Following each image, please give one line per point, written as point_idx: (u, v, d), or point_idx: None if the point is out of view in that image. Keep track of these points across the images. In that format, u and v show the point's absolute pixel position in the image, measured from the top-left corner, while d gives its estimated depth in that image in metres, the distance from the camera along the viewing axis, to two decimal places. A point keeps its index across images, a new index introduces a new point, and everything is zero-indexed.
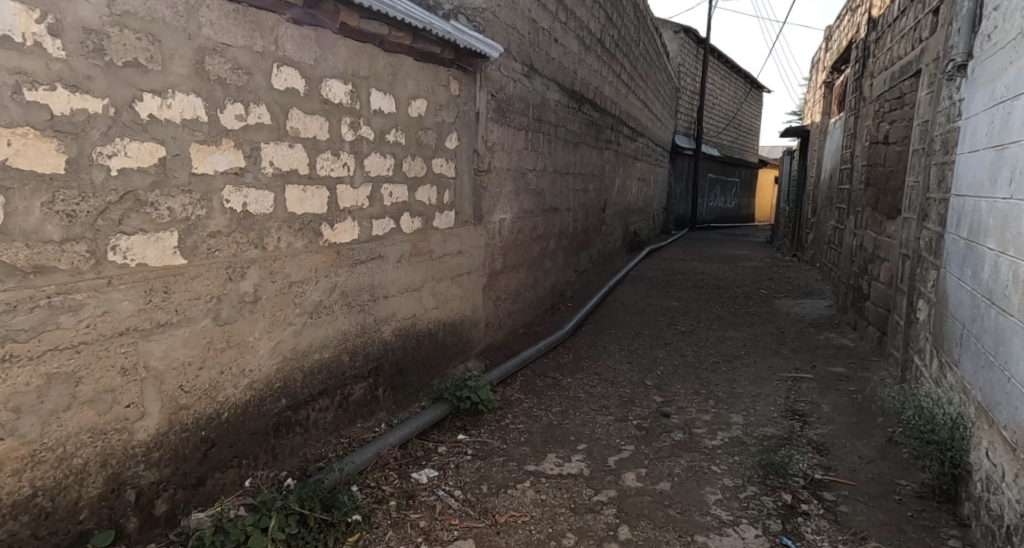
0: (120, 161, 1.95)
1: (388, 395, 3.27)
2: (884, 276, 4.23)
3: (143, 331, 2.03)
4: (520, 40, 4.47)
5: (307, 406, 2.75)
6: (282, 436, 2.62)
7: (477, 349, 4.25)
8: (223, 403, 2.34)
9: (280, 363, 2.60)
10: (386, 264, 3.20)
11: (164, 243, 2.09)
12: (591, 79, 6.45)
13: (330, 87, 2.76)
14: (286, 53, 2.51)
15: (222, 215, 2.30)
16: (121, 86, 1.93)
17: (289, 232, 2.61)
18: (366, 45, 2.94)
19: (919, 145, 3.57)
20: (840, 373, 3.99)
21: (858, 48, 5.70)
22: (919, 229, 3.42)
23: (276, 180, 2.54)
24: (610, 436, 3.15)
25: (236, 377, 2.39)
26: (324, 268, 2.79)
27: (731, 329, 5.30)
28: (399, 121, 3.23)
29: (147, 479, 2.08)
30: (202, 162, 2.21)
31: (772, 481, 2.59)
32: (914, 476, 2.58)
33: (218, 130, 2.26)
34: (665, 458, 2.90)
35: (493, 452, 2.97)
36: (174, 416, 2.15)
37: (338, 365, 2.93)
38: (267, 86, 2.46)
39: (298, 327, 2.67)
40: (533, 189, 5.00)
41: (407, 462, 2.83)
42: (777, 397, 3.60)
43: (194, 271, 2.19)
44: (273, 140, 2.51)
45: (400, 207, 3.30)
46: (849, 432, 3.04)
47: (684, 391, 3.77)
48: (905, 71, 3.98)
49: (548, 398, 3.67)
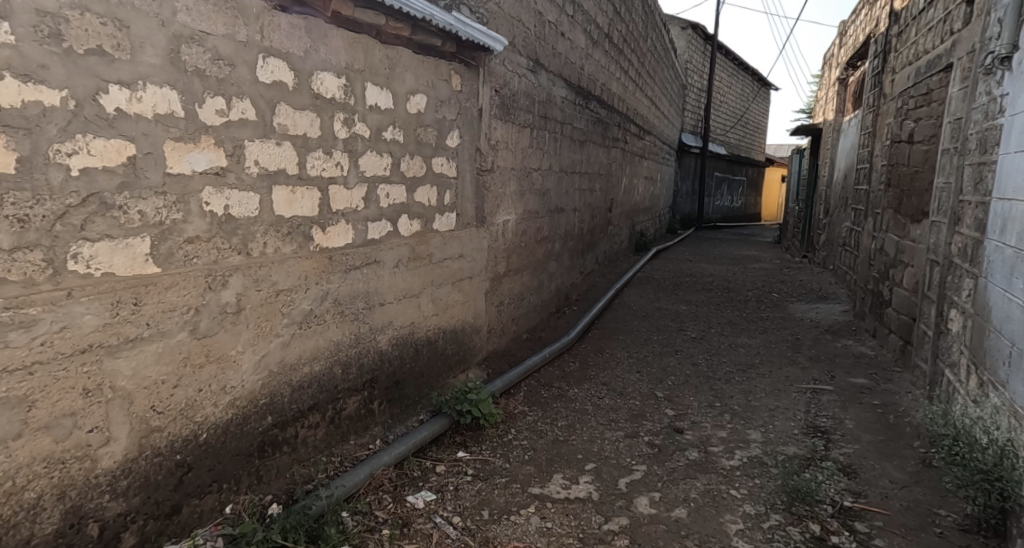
0: (81, 160, 1.76)
1: (383, 408, 3.08)
2: (908, 282, 4.03)
3: (109, 348, 1.84)
4: (525, 34, 4.28)
5: (295, 423, 2.56)
6: (267, 457, 2.44)
7: (479, 357, 4.06)
8: (202, 424, 2.15)
9: (266, 377, 2.41)
10: (382, 269, 3.01)
11: (133, 250, 1.90)
12: (598, 75, 6.25)
13: (322, 80, 2.57)
14: (273, 43, 2.32)
15: (201, 219, 2.11)
16: (82, 76, 1.74)
17: (276, 237, 2.42)
18: (361, 36, 2.74)
19: (950, 144, 3.36)
20: (862, 384, 3.78)
21: (878, 42, 5.48)
22: (951, 235, 3.21)
23: (262, 181, 2.35)
24: (620, 454, 2.96)
25: (216, 395, 2.20)
26: (314, 275, 2.59)
27: (744, 335, 5.09)
28: (396, 118, 3.03)
29: (114, 511, 1.90)
30: (178, 160, 2.02)
31: (798, 509, 2.39)
32: (954, 505, 2.38)
33: (196, 126, 2.06)
34: (679, 480, 2.70)
35: (495, 472, 2.78)
36: (144, 439, 1.96)
37: (330, 379, 2.74)
38: (252, 79, 2.26)
39: (285, 338, 2.48)
40: (538, 189, 4.80)
41: (403, 484, 2.64)
42: (797, 411, 3.40)
43: (169, 280, 2.00)
44: (259, 137, 2.31)
45: (398, 208, 3.10)
46: (878, 452, 2.83)
47: (697, 404, 3.57)
48: (934, 65, 3.77)
49: (553, 410, 3.48)
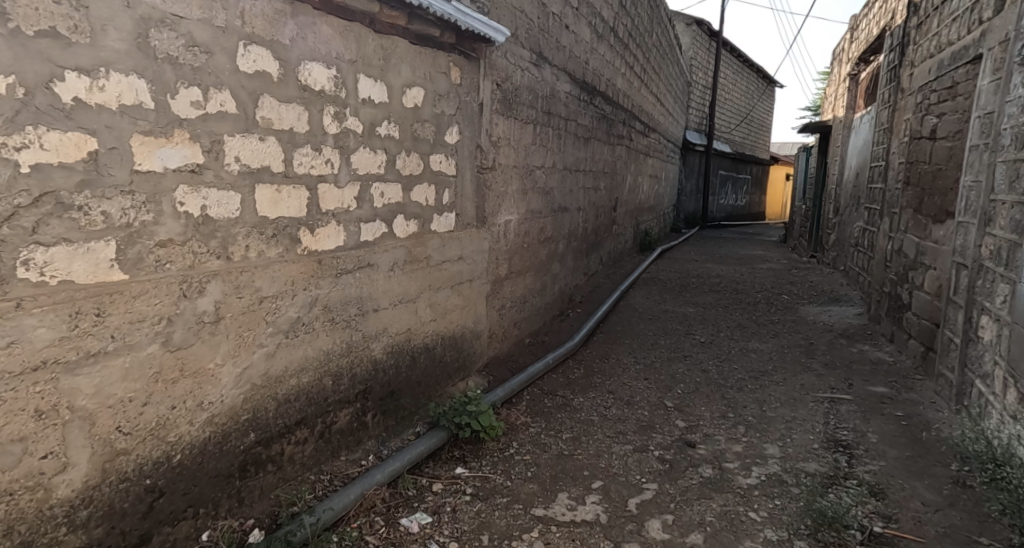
0: (33, 155, 1.58)
1: (377, 421, 2.90)
2: (929, 286, 3.84)
3: (67, 364, 1.67)
4: (528, 26, 4.09)
5: (281, 439, 2.39)
6: (250, 477, 2.26)
7: (480, 364, 3.87)
8: (175, 444, 1.97)
9: (249, 391, 2.23)
10: (376, 273, 2.83)
11: (96, 256, 1.73)
12: (603, 70, 6.06)
13: (310, 71, 2.38)
14: (255, 30, 2.14)
15: (174, 220, 1.93)
16: (33, 61, 1.56)
17: (259, 240, 2.23)
18: (355, 24, 2.56)
19: (980, 140, 3.19)
20: (882, 393, 3.58)
21: (894, 35, 5.30)
22: (981, 237, 3.05)
23: (244, 179, 2.16)
24: (629, 471, 2.78)
25: (192, 411, 2.02)
26: (302, 280, 2.41)
27: (755, 339, 4.90)
28: (392, 113, 2.85)
29: (72, 544, 1.72)
30: (147, 156, 1.83)
31: (824, 536, 2.22)
32: (995, 531, 2.21)
33: (168, 119, 1.88)
34: (693, 500, 2.53)
35: (496, 491, 2.60)
36: (108, 464, 1.79)
37: (319, 391, 2.55)
38: (231, 68, 2.08)
39: (270, 348, 2.30)
40: (541, 187, 4.61)
41: (397, 505, 2.47)
42: (815, 422, 3.22)
43: (138, 288, 1.82)
44: (239, 132, 2.13)
45: (393, 208, 2.92)
46: (906, 470, 2.65)
47: (709, 414, 3.38)
48: (960, 57, 3.59)
49: (558, 421, 3.29)
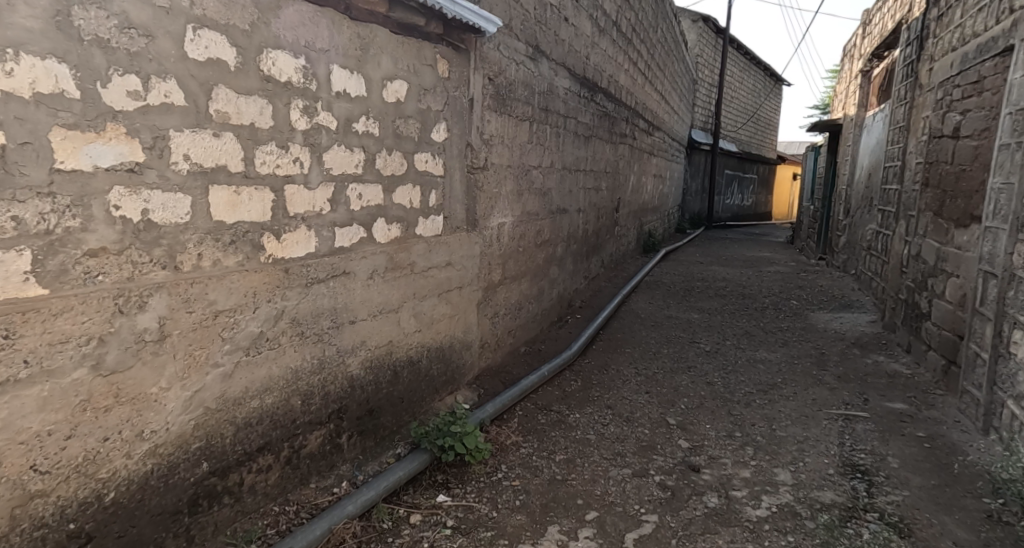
0: None
1: (353, 442, 2.67)
2: (952, 294, 3.58)
3: None
4: (524, 17, 3.85)
5: (239, 468, 2.15)
6: (201, 512, 2.03)
7: (470, 376, 3.63)
8: (107, 481, 1.75)
9: (202, 416, 2.00)
10: (354, 281, 2.59)
11: (5, 268, 1.50)
12: (605, 66, 5.80)
13: (274, 60, 2.14)
14: (205, 12, 1.90)
15: (108, 226, 1.70)
16: None
17: (213, 247, 1.99)
18: (329, 10, 2.32)
19: (1013, 138, 2.93)
20: (902, 411, 3.32)
21: (912, 28, 5.02)
22: (1012, 244, 2.79)
23: (195, 180, 1.92)
24: (628, 499, 2.53)
25: (131, 442, 1.79)
26: (264, 291, 2.17)
27: (763, 349, 4.63)
28: (370, 107, 2.61)
29: None
30: (71, 153, 1.60)
31: None
32: None
33: (99, 111, 1.65)
34: (697, 536, 2.28)
35: (480, 523, 2.37)
36: (20, 508, 1.57)
37: (285, 413, 2.32)
38: (178, 55, 1.84)
39: (226, 369, 2.06)
40: (537, 188, 4.37)
41: (368, 541, 2.23)
42: (831, 444, 2.97)
43: (60, 304, 1.59)
44: (189, 127, 1.89)
45: (372, 212, 2.69)
46: (933, 502, 2.42)
47: (714, 433, 3.14)
48: (987, 48, 3.33)
49: (551, 441, 3.05)
